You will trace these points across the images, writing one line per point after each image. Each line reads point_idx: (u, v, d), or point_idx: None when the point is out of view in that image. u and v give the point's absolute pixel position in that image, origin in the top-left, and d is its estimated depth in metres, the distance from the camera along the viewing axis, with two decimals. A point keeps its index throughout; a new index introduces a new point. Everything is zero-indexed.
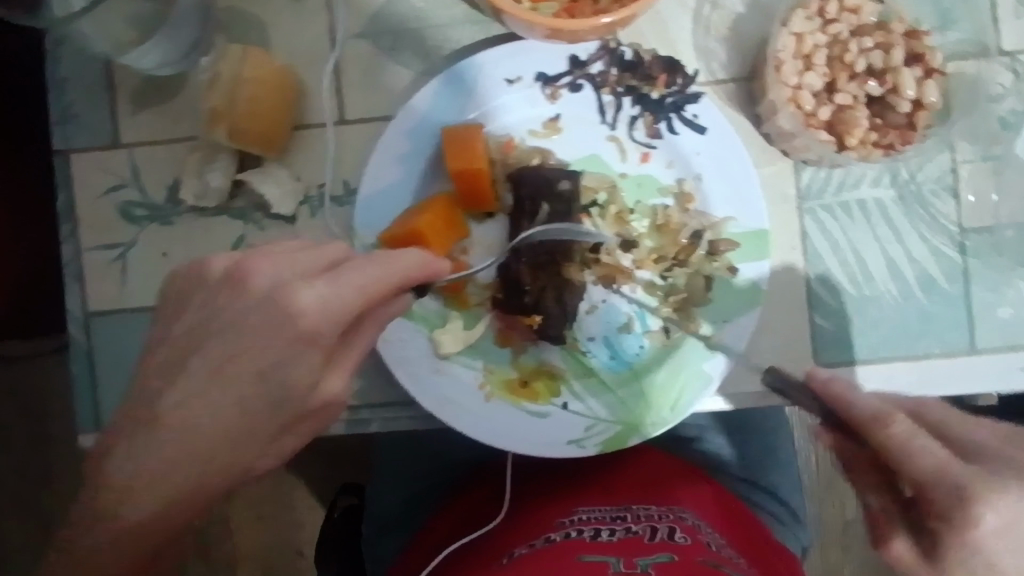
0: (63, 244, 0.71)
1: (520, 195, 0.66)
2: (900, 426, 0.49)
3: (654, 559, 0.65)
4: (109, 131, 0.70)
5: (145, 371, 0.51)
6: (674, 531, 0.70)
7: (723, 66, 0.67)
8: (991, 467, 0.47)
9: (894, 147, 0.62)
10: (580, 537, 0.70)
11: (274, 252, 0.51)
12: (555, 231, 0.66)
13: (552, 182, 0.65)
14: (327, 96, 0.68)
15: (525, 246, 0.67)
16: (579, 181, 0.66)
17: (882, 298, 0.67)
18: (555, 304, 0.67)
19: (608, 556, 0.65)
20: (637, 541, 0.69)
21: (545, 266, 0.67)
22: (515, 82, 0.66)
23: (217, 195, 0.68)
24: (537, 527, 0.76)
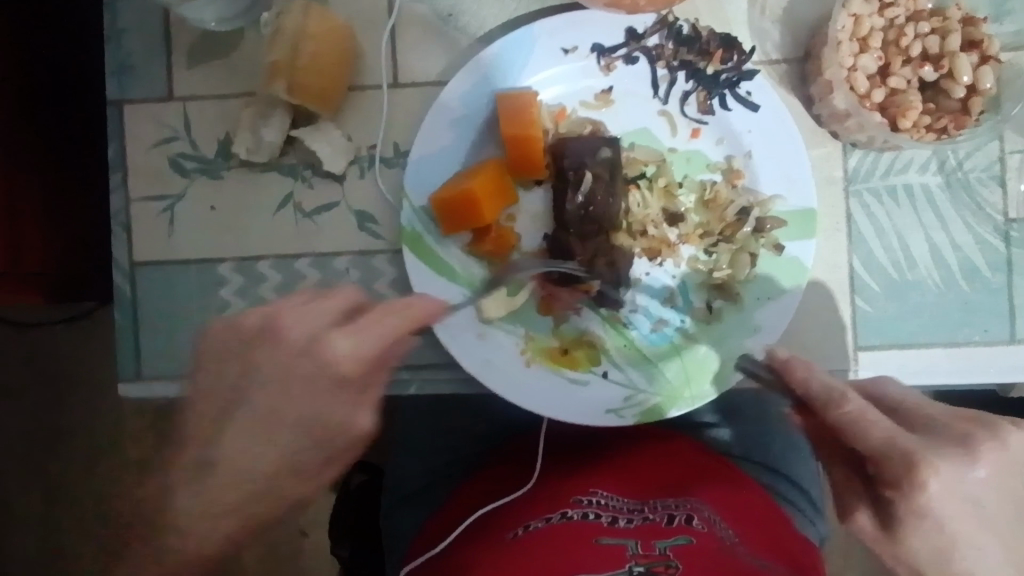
0: (113, 192, 0.71)
1: (563, 167, 0.66)
2: (852, 405, 0.52)
3: (672, 542, 0.65)
4: (164, 83, 0.71)
5: (218, 326, 0.55)
6: (692, 518, 0.69)
7: (778, 47, 0.68)
8: (937, 444, 0.49)
9: (948, 131, 0.62)
10: (597, 520, 0.70)
11: (305, 303, 0.55)
12: (601, 198, 0.67)
13: (593, 151, 0.66)
14: (383, 58, 0.69)
15: (572, 215, 0.67)
16: (620, 148, 0.67)
17: (924, 284, 0.68)
18: (607, 269, 0.67)
19: (625, 539, 0.66)
20: (654, 526, 0.68)
21: (592, 237, 0.68)
22: (571, 51, 0.66)
23: (269, 150, 0.69)
24: (552, 502, 0.75)
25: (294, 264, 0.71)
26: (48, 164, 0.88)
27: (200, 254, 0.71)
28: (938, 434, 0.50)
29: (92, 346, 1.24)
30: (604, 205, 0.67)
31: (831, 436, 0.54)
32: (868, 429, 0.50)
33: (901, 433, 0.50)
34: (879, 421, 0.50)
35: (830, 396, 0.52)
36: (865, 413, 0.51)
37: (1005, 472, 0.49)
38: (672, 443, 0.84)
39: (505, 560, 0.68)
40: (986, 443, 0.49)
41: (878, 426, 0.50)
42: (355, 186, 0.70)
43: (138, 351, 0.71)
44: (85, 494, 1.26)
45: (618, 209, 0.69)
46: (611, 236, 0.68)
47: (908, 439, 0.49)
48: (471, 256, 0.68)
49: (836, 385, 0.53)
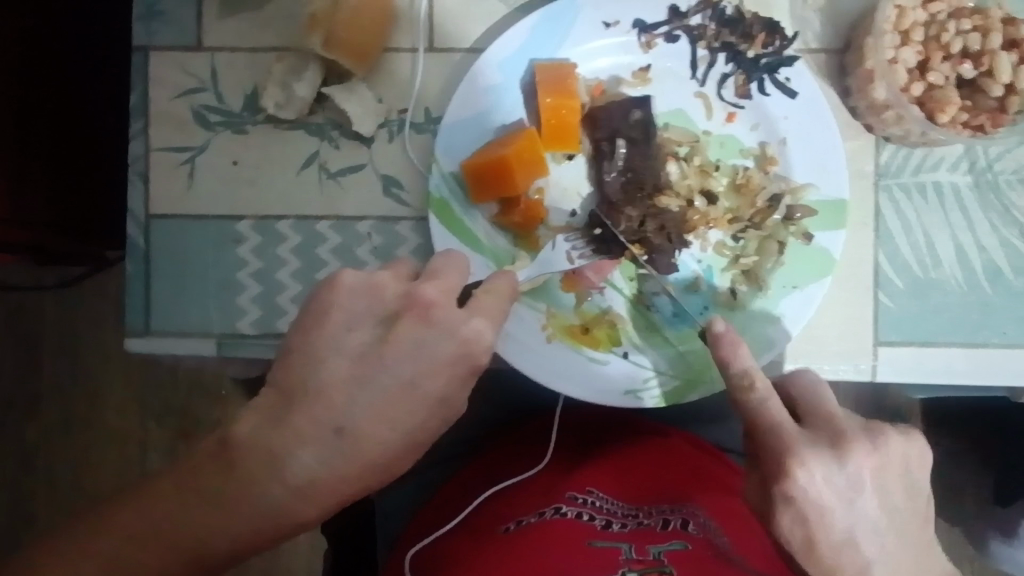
0: (133, 140, 0.70)
1: (597, 138, 0.66)
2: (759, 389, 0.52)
3: (666, 548, 0.66)
4: (194, 32, 0.69)
5: None
6: (687, 523, 0.71)
7: (818, 36, 0.68)
8: (819, 437, 0.51)
9: (983, 129, 0.63)
10: (591, 523, 0.69)
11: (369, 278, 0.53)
12: (639, 161, 0.66)
13: (625, 114, 0.66)
14: (421, 21, 0.69)
15: (613, 185, 0.66)
16: (651, 109, 0.66)
17: (947, 283, 0.68)
18: (658, 235, 0.67)
19: (617, 543, 0.66)
20: (649, 532, 0.69)
21: (637, 203, 0.67)
22: (612, 26, 0.66)
23: (299, 105, 0.67)
24: (546, 495, 0.75)
25: (315, 226, 0.69)
26: (60, 112, 0.86)
27: (219, 209, 0.69)
28: (822, 429, 0.52)
29: (87, 311, 1.21)
30: (644, 169, 0.67)
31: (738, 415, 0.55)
32: (764, 418, 0.51)
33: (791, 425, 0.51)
34: (779, 411, 0.51)
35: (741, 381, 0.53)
36: (767, 399, 0.52)
37: (874, 475, 0.51)
38: (668, 439, 0.81)
39: (492, 556, 0.67)
40: (860, 443, 0.51)
41: (774, 415, 0.51)
42: (382, 149, 0.69)
43: (148, 304, 0.69)
44: (64, 463, 1.22)
45: (661, 172, 0.68)
46: (658, 198, 0.68)
47: (796, 432, 0.51)
48: (498, 228, 0.67)
49: (754, 368, 0.53)
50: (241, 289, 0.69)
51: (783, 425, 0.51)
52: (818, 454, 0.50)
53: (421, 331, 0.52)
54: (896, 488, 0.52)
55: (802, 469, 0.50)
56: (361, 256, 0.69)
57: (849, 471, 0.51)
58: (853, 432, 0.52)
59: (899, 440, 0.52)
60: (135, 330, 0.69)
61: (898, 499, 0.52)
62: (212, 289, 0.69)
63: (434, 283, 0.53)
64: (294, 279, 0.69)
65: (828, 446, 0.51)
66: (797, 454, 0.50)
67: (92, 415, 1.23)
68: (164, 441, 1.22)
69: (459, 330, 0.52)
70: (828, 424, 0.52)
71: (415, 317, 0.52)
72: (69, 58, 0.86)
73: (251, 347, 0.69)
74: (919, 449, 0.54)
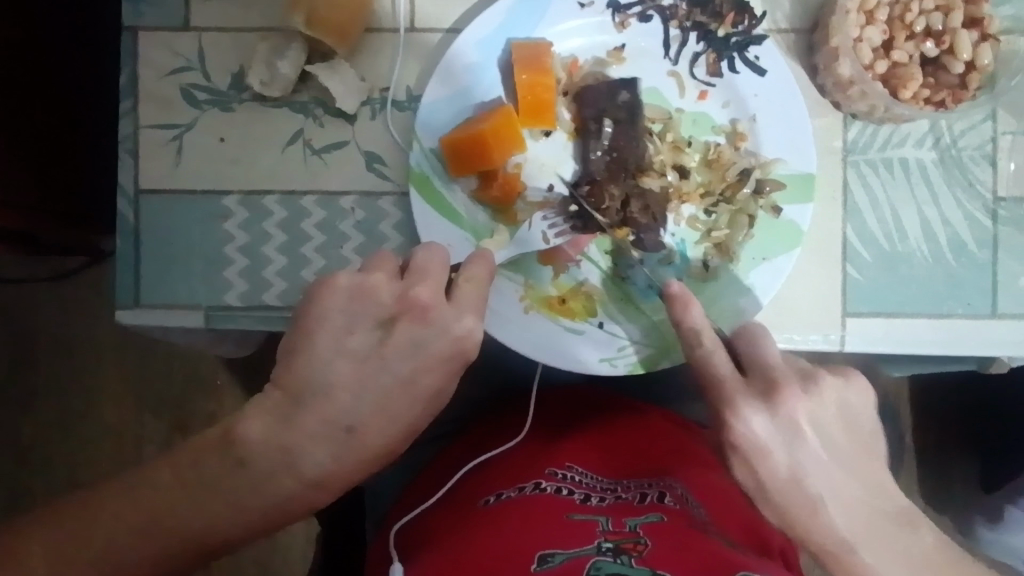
0: (122, 118, 0.72)
1: (583, 116, 0.69)
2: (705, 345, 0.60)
3: (643, 520, 0.66)
4: (182, 13, 0.71)
5: None
6: (664, 496, 0.71)
7: (787, 17, 0.70)
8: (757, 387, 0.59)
9: (945, 104, 0.65)
10: (570, 497, 0.70)
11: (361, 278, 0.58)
12: (624, 141, 0.69)
13: (611, 94, 0.68)
14: (402, 1, 0.71)
15: (597, 164, 0.69)
16: (637, 91, 0.69)
17: (913, 256, 0.70)
18: (642, 213, 0.69)
19: (595, 515, 0.67)
20: (627, 506, 0.70)
21: (621, 181, 0.70)
22: (587, 6, 0.68)
23: (284, 84, 0.70)
24: (526, 472, 0.76)
25: (300, 202, 0.71)
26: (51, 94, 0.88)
27: (206, 185, 0.71)
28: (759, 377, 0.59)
29: (82, 299, 1.23)
30: (628, 149, 0.69)
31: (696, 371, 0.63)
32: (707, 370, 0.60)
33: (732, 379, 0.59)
34: (722, 366, 0.60)
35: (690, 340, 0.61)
36: (711, 354, 0.60)
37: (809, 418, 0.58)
38: (645, 416, 0.84)
39: (472, 531, 0.68)
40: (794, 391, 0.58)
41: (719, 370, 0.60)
42: (364, 126, 0.71)
43: (138, 278, 0.71)
44: (61, 449, 1.24)
45: (643, 152, 0.70)
46: (640, 178, 0.70)
47: (735, 383, 0.59)
48: (477, 202, 0.69)
49: (702, 328, 0.61)
50: (229, 263, 0.71)
51: (721, 377, 0.60)
52: (751, 403, 0.58)
53: (416, 330, 0.56)
54: (839, 424, 0.59)
55: (738, 416, 0.58)
56: (345, 230, 0.71)
57: (782, 417, 0.58)
58: (787, 375, 0.59)
59: (833, 381, 0.60)
60: (124, 304, 0.71)
61: (835, 433, 0.59)
62: (200, 264, 0.71)
63: (425, 287, 0.57)
64: (279, 253, 0.71)
65: (762, 395, 0.58)
66: (733, 402, 0.59)
67: (89, 402, 1.24)
68: (160, 427, 1.24)
69: (452, 328, 0.57)
70: (764, 371, 0.60)
71: (411, 320, 0.57)
72: (59, 41, 0.88)
73: (238, 320, 0.71)
74: (856, 387, 0.61)
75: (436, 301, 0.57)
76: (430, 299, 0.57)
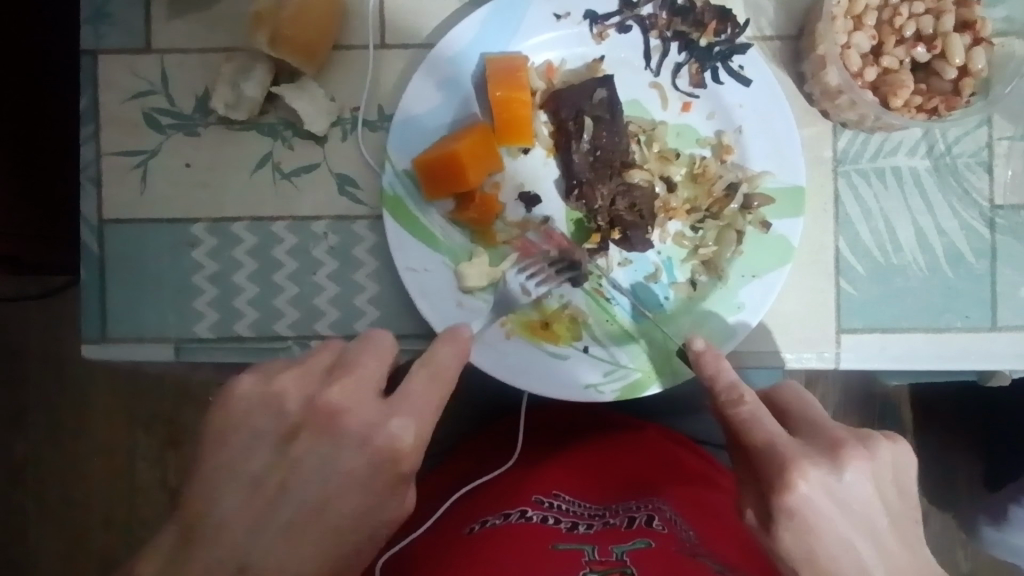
0: (84, 145, 0.69)
1: (562, 118, 0.65)
2: (748, 403, 0.53)
3: (630, 547, 0.62)
4: (144, 34, 0.69)
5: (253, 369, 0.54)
6: (653, 519, 0.67)
7: (772, 23, 0.67)
8: (814, 446, 0.51)
9: (937, 112, 0.63)
10: (556, 525, 0.66)
11: (262, 403, 0.51)
12: (606, 140, 0.65)
13: (588, 93, 0.65)
14: (372, 16, 0.68)
15: (580, 164, 0.65)
16: (615, 88, 0.66)
17: (908, 268, 0.67)
18: (629, 212, 0.66)
19: (581, 544, 0.63)
20: (614, 532, 0.66)
21: (607, 180, 0.67)
22: (563, 18, 0.65)
23: (249, 106, 0.67)
24: (511, 499, 0.72)
25: (270, 227, 0.68)
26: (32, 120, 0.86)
27: (172, 213, 0.69)
28: (816, 439, 0.52)
29: (67, 322, 1.20)
30: (612, 147, 0.66)
31: (738, 450, 0.54)
32: (754, 428, 0.52)
33: (786, 438, 0.51)
34: (769, 423, 0.52)
35: (731, 397, 0.54)
36: (757, 414, 0.53)
37: (874, 483, 0.50)
38: (640, 433, 0.80)
39: (459, 561, 0.64)
40: (856, 448, 0.50)
41: (767, 429, 0.52)
42: (336, 148, 0.68)
43: (104, 311, 0.68)
44: (49, 475, 1.21)
45: (629, 148, 0.67)
46: (626, 174, 0.67)
47: (791, 442, 0.51)
48: (454, 223, 0.66)
49: (741, 385, 0.55)
50: (198, 293, 0.68)
51: (774, 434, 0.51)
52: (817, 462, 0.49)
53: (318, 448, 0.49)
54: (892, 490, 0.51)
55: (802, 476, 0.48)
56: (318, 256, 0.68)
57: (847, 480, 0.49)
58: (848, 438, 0.51)
59: (891, 445, 0.52)
60: (90, 337, 0.68)
61: (894, 503, 0.51)
62: (168, 294, 0.68)
63: (338, 386, 0.51)
64: (250, 281, 0.68)
65: (826, 454, 0.50)
66: (793, 460, 0.49)
67: (74, 427, 1.21)
68: (151, 450, 1.21)
69: (375, 436, 0.49)
70: (823, 434, 0.52)
71: (315, 430, 0.50)
72: (38, 67, 0.87)
73: (208, 351, 0.68)
74: (906, 451, 0.53)
75: (350, 402, 0.50)
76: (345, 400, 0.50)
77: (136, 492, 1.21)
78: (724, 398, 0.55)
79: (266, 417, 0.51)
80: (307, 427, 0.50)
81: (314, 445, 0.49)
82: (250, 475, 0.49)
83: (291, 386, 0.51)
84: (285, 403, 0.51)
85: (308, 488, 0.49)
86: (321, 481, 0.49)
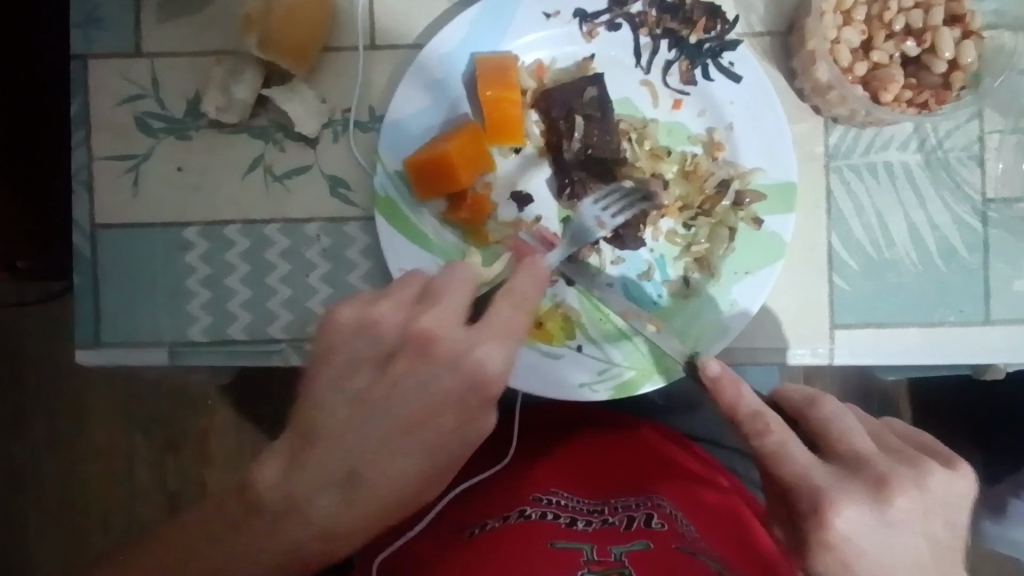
0: (75, 149, 0.69)
1: (553, 116, 0.65)
2: (775, 433, 0.50)
3: (629, 548, 0.62)
4: (134, 38, 0.69)
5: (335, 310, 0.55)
6: (651, 518, 0.67)
7: (761, 19, 0.67)
8: (853, 477, 0.48)
9: (928, 106, 0.63)
10: (554, 522, 0.66)
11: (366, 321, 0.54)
12: (597, 139, 0.65)
13: (579, 92, 0.65)
14: (361, 17, 0.68)
15: (572, 162, 0.66)
16: (605, 86, 0.66)
17: (901, 263, 0.67)
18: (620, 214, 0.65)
19: (580, 542, 0.62)
20: (612, 532, 0.65)
21: (600, 178, 0.67)
22: (553, 17, 0.65)
23: (240, 109, 0.66)
24: (510, 500, 0.72)
25: (262, 229, 0.68)
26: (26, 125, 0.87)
27: (165, 217, 0.69)
28: (855, 469, 0.49)
29: (64, 327, 1.20)
30: (603, 145, 0.66)
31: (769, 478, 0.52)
32: (783, 459, 0.49)
33: (820, 469, 0.49)
34: (800, 453, 0.49)
35: (756, 425, 0.51)
36: (786, 443, 0.50)
37: (921, 516, 0.48)
38: (636, 432, 0.80)
39: (456, 564, 0.64)
40: (900, 481, 0.48)
41: (798, 460, 0.49)
42: (327, 149, 0.68)
43: (98, 316, 0.68)
44: (49, 480, 1.21)
45: (619, 146, 0.66)
46: (617, 172, 0.67)
47: (825, 474, 0.48)
48: (446, 224, 0.66)
49: (766, 412, 0.52)
50: (191, 296, 0.68)
51: (806, 467, 0.49)
52: (855, 497, 0.47)
53: (421, 370, 0.53)
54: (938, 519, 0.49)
55: (838, 513, 0.46)
56: (310, 258, 0.68)
57: (891, 513, 0.47)
58: (892, 469, 0.49)
59: (939, 472, 0.49)
60: (84, 342, 0.68)
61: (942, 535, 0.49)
62: (161, 298, 0.68)
63: (431, 313, 0.53)
64: (243, 285, 0.68)
65: (867, 486, 0.48)
66: (829, 496, 0.47)
67: (73, 432, 1.21)
68: (151, 454, 1.21)
69: (464, 358, 0.53)
70: (864, 464, 0.49)
71: (411, 355, 0.53)
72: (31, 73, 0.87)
73: (202, 355, 0.68)
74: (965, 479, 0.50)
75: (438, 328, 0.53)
76: (436, 326, 0.53)
77: (136, 497, 1.21)
78: (749, 428, 0.52)
79: (363, 342, 0.54)
80: (403, 350, 0.53)
81: (410, 369, 0.53)
82: (349, 396, 0.54)
83: (389, 313, 0.54)
84: (381, 329, 0.54)
85: (407, 403, 0.53)
86: (416, 400, 0.53)
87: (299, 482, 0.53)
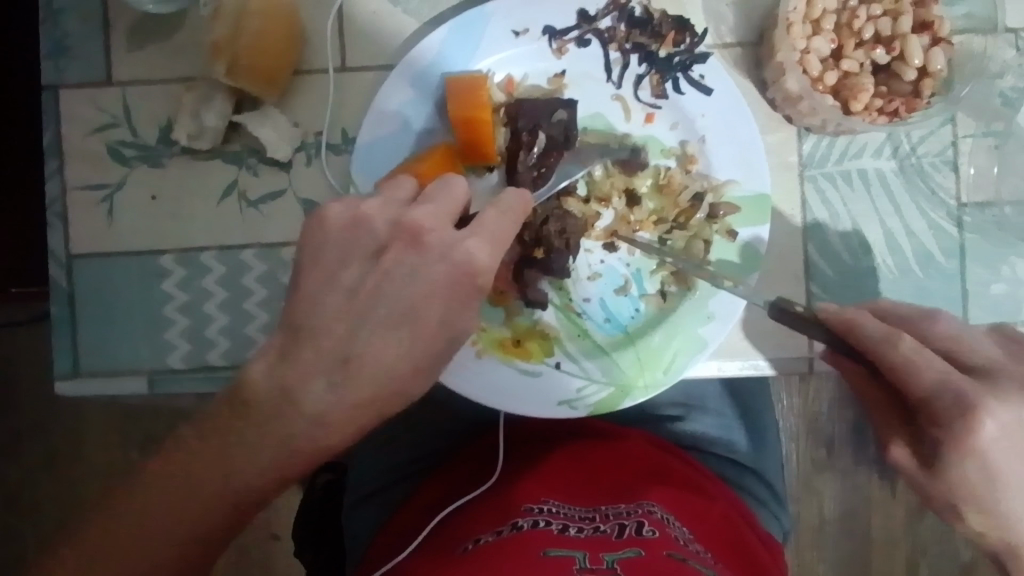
0: (49, 180, 0.68)
1: (517, 128, 0.65)
2: None
3: (621, 556, 0.61)
4: (104, 67, 0.68)
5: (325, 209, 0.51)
6: (642, 526, 0.66)
7: (732, 30, 0.67)
8: None
9: (898, 114, 0.62)
10: (546, 531, 0.65)
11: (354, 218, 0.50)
12: (556, 158, 0.65)
13: (549, 111, 0.65)
14: (331, 40, 0.68)
15: (524, 174, 0.65)
16: (576, 111, 0.66)
17: (878, 270, 0.67)
18: (558, 237, 0.65)
19: (572, 552, 0.61)
20: (603, 540, 0.64)
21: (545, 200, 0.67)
22: (522, 34, 0.65)
23: (212, 135, 0.66)
24: (501, 512, 0.70)
25: (239, 255, 0.69)
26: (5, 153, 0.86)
27: (141, 245, 0.68)
28: None
29: None
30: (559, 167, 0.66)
31: None
32: None
33: None
34: None
35: None
36: None
37: None
38: (624, 439, 0.81)
39: None
40: None
41: None
42: (301, 173, 0.68)
43: (76, 346, 0.68)
44: (44, 501, 1.20)
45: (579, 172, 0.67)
46: (563, 201, 0.67)
47: None
48: None
49: None
50: (169, 324, 0.68)
51: None
52: None
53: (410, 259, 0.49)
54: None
55: None
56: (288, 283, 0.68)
57: None
58: None
59: None
60: (63, 372, 0.68)
61: None
62: (140, 326, 0.68)
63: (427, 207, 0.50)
64: (222, 310, 0.68)
65: None
66: None
67: (66, 453, 1.20)
68: None
69: (454, 252, 0.49)
70: None
71: (405, 245, 0.49)
72: None
73: (183, 382, 0.68)
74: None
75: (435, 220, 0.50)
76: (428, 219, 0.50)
77: None
78: None
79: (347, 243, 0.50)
80: (395, 243, 0.49)
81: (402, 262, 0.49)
82: (345, 289, 0.49)
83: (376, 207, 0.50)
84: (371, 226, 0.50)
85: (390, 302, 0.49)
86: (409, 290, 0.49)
87: (241, 448, 0.48)
